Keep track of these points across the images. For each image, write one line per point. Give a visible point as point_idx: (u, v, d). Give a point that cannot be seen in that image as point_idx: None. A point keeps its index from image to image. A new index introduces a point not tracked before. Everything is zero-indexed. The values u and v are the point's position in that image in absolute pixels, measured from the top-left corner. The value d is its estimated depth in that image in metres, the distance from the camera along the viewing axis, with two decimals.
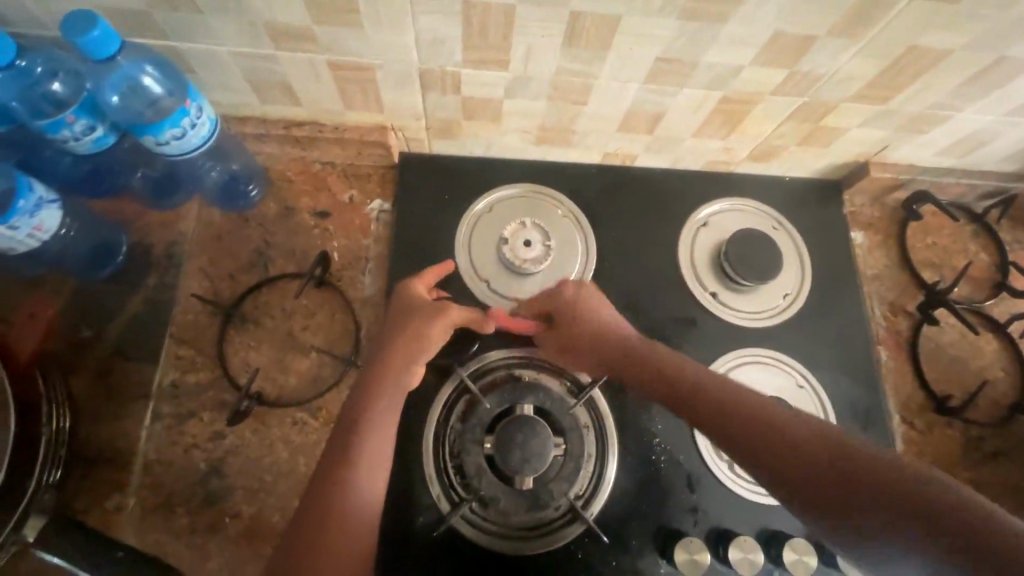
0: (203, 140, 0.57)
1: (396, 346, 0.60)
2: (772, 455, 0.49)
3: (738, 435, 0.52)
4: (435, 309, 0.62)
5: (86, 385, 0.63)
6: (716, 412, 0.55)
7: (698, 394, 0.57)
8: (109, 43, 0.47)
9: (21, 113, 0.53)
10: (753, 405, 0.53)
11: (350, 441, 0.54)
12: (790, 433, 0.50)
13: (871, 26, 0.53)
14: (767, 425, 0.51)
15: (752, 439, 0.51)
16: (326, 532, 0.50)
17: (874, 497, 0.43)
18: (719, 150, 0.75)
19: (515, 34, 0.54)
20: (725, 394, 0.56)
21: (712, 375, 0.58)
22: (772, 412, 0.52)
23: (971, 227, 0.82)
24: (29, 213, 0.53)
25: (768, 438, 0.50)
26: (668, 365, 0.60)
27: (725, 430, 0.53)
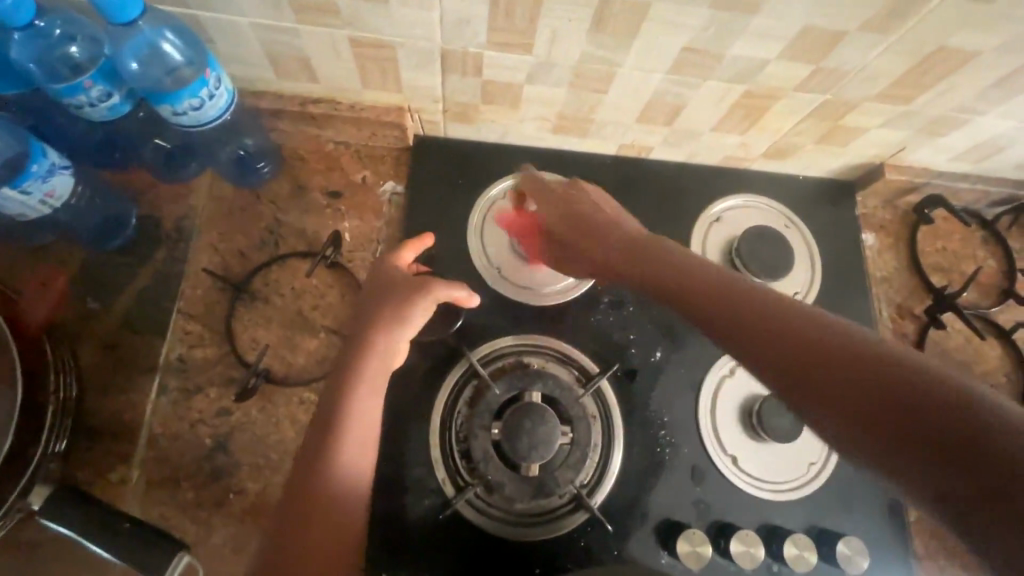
0: (221, 111, 0.57)
1: (375, 326, 0.59)
2: (804, 375, 0.40)
3: (756, 348, 0.44)
4: (414, 285, 0.61)
5: (94, 357, 0.63)
6: (728, 328, 0.46)
7: (707, 308, 0.48)
8: (129, 7, 0.46)
9: (37, 75, 0.52)
10: (781, 316, 0.44)
11: (334, 425, 0.53)
12: (834, 351, 0.39)
13: (901, 24, 0.53)
14: (802, 342, 0.41)
15: (778, 356, 0.42)
16: (317, 516, 0.50)
17: (939, 436, 0.32)
18: (736, 146, 0.75)
19: (542, 16, 0.54)
20: (750, 307, 0.46)
21: (731, 283, 0.49)
22: (815, 323, 0.41)
23: (981, 233, 0.82)
24: (42, 178, 0.53)
25: (804, 357, 0.40)
26: (675, 281, 0.52)
27: (739, 347, 0.45)
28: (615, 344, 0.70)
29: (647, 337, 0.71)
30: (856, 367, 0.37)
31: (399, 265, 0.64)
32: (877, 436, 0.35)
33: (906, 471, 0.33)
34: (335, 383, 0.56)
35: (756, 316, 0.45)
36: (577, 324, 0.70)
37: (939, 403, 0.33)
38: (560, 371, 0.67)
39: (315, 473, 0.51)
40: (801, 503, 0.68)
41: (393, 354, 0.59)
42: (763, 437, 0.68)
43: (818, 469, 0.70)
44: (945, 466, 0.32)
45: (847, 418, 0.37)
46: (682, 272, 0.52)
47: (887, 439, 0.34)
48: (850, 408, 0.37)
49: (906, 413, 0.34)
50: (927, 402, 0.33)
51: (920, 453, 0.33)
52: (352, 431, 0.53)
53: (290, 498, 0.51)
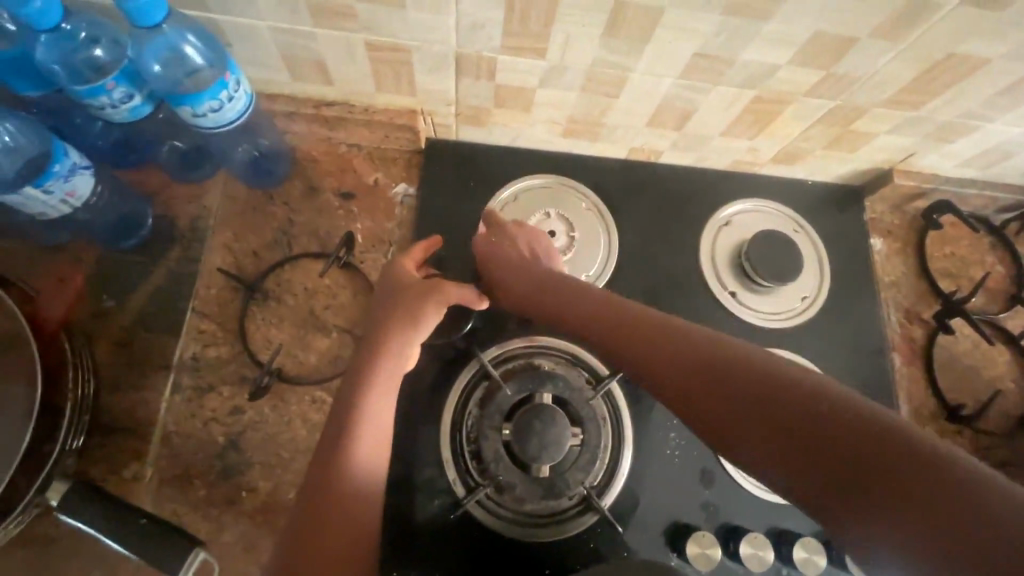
0: (239, 113, 0.57)
1: (392, 327, 0.60)
2: (759, 420, 0.44)
3: (719, 395, 0.47)
4: (427, 287, 0.62)
5: (109, 354, 0.63)
6: (690, 375, 0.50)
7: (667, 357, 0.52)
8: (155, 10, 0.47)
9: (62, 77, 0.53)
10: (738, 362, 0.48)
11: (348, 424, 0.53)
12: (785, 397, 0.43)
13: (911, 31, 0.53)
14: (757, 389, 0.45)
15: (738, 403, 0.46)
16: (330, 514, 0.50)
17: (879, 479, 0.37)
18: (745, 150, 0.75)
19: (556, 22, 0.54)
20: (709, 356, 0.50)
21: (689, 332, 0.53)
22: (767, 369, 0.46)
23: (990, 238, 0.82)
24: (63, 178, 0.53)
25: (759, 402, 0.45)
26: (639, 326, 0.56)
27: (700, 392, 0.49)
28: None
29: None
30: (805, 412, 0.42)
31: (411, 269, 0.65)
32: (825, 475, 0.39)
33: (855, 509, 0.37)
34: (350, 384, 0.56)
35: (714, 365, 0.49)
36: None
37: (877, 446, 0.38)
38: (570, 372, 0.68)
39: (329, 470, 0.51)
40: None
41: (407, 355, 0.59)
42: None
43: None
44: (887, 507, 0.36)
45: (801, 460, 0.41)
46: (644, 320, 0.56)
47: (835, 480, 0.39)
48: (803, 451, 0.41)
49: (850, 456, 0.38)
50: (868, 446, 0.38)
51: (865, 494, 0.37)
52: (365, 430, 0.53)
53: (304, 498, 0.51)
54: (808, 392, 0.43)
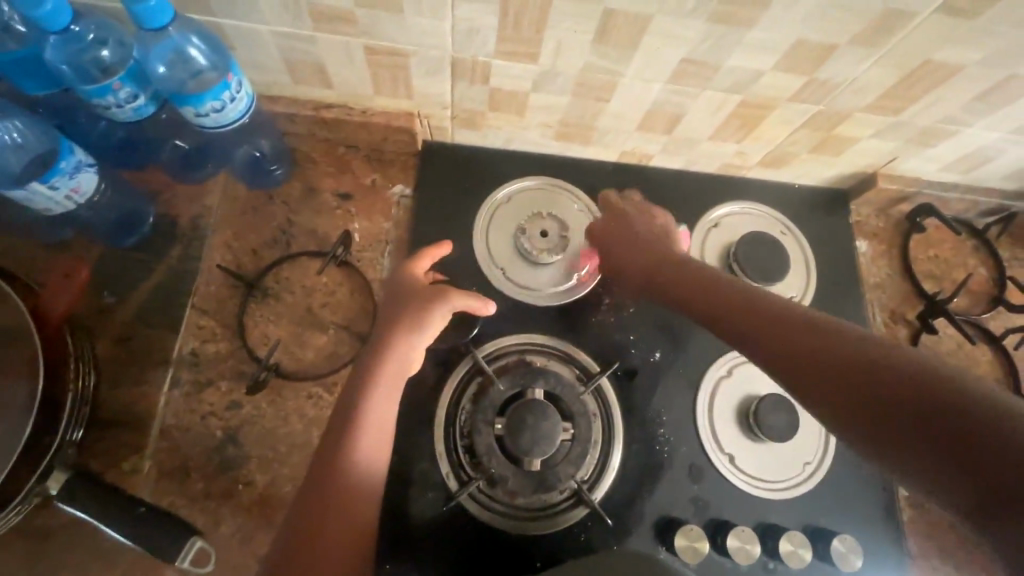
0: (240, 114, 0.59)
1: (397, 332, 0.60)
2: (812, 374, 0.45)
3: (779, 356, 0.48)
4: (432, 294, 0.63)
5: (110, 350, 0.65)
6: (746, 334, 0.51)
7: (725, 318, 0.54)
8: (161, 13, 0.49)
9: (70, 77, 0.54)
10: (794, 322, 0.48)
11: (350, 428, 0.54)
12: (842, 353, 0.44)
13: (888, 39, 0.56)
14: (812, 346, 0.46)
15: (790, 357, 0.47)
16: (328, 514, 0.51)
17: (938, 429, 0.36)
18: (733, 154, 0.77)
19: (547, 28, 0.56)
20: (765, 315, 0.50)
21: (753, 294, 0.54)
22: (826, 326, 0.46)
23: (973, 241, 0.85)
24: (69, 175, 0.55)
25: (813, 356, 0.45)
26: (701, 293, 0.57)
27: (756, 347, 0.50)
28: (616, 344, 0.72)
29: (646, 338, 0.73)
30: (862, 366, 0.42)
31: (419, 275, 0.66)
32: (883, 427, 0.39)
33: (912, 458, 0.38)
34: (352, 387, 0.57)
35: (770, 322, 0.50)
36: (580, 324, 0.73)
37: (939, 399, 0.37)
38: (562, 368, 0.69)
39: (330, 472, 0.52)
40: (796, 502, 0.70)
41: (409, 361, 0.60)
42: (759, 437, 0.70)
43: (813, 468, 0.71)
44: (950, 457, 0.35)
45: (864, 421, 0.41)
46: (705, 284, 0.57)
47: (891, 430, 0.39)
48: (858, 402, 0.41)
49: (909, 408, 0.38)
50: (930, 400, 0.37)
51: (922, 443, 0.37)
52: (367, 433, 0.54)
53: (303, 498, 0.52)
54: (865, 349, 0.43)
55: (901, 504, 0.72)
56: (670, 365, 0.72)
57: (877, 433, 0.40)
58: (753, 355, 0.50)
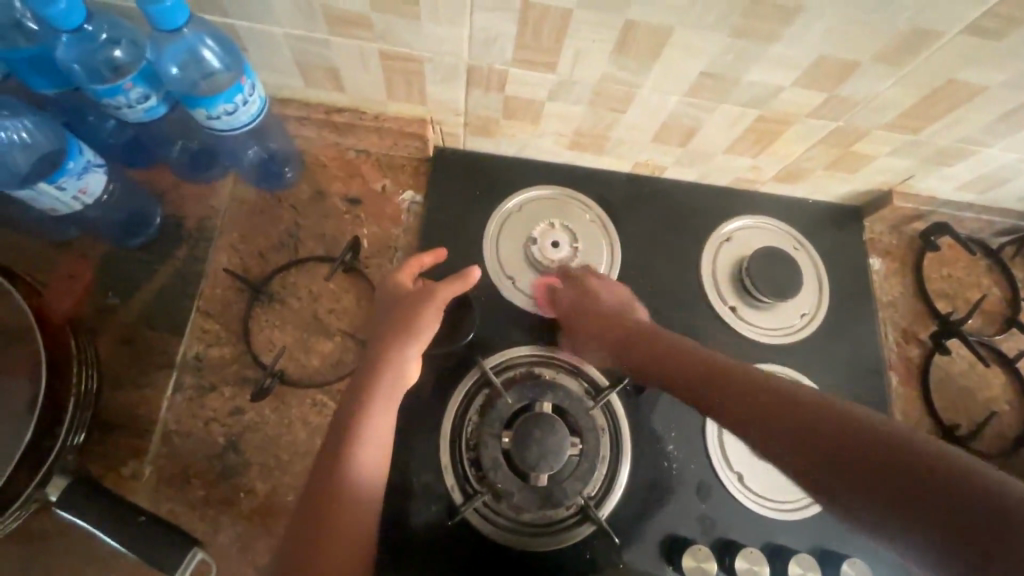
0: (252, 117, 0.58)
1: (388, 337, 0.59)
2: (795, 434, 0.47)
3: (739, 413, 0.53)
4: (420, 294, 0.62)
5: (113, 352, 0.64)
6: (735, 405, 0.54)
7: (715, 388, 0.56)
8: (177, 14, 0.48)
9: (80, 76, 0.54)
10: (783, 390, 0.51)
11: (350, 434, 0.53)
12: (822, 422, 0.46)
13: (911, 58, 0.55)
14: (796, 410, 0.48)
15: (777, 420, 0.49)
16: (330, 522, 0.50)
17: (918, 487, 0.38)
18: (747, 168, 0.76)
19: (567, 38, 0.56)
20: (754, 386, 0.53)
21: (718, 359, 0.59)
22: (779, 386, 0.52)
23: (987, 261, 0.83)
24: (77, 175, 0.54)
25: (796, 420, 0.47)
26: (693, 361, 0.60)
27: (749, 420, 0.52)
28: None
29: None
30: (845, 426, 0.44)
31: (410, 277, 0.65)
32: (865, 483, 0.41)
33: (869, 505, 0.40)
34: (353, 394, 0.56)
35: (753, 393, 0.53)
36: None
37: (924, 459, 0.39)
38: (570, 382, 0.68)
39: (321, 483, 0.51)
40: (805, 524, 0.69)
41: (406, 365, 0.59)
42: None
43: None
44: (930, 511, 0.37)
45: (813, 463, 0.45)
46: (697, 358, 0.60)
47: (875, 486, 0.40)
48: (810, 451, 0.45)
49: (891, 468, 0.40)
50: (916, 460, 0.39)
51: (903, 504, 0.38)
52: (369, 439, 0.53)
53: (306, 506, 0.51)
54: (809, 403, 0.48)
55: None
56: None
57: (821, 475, 0.44)
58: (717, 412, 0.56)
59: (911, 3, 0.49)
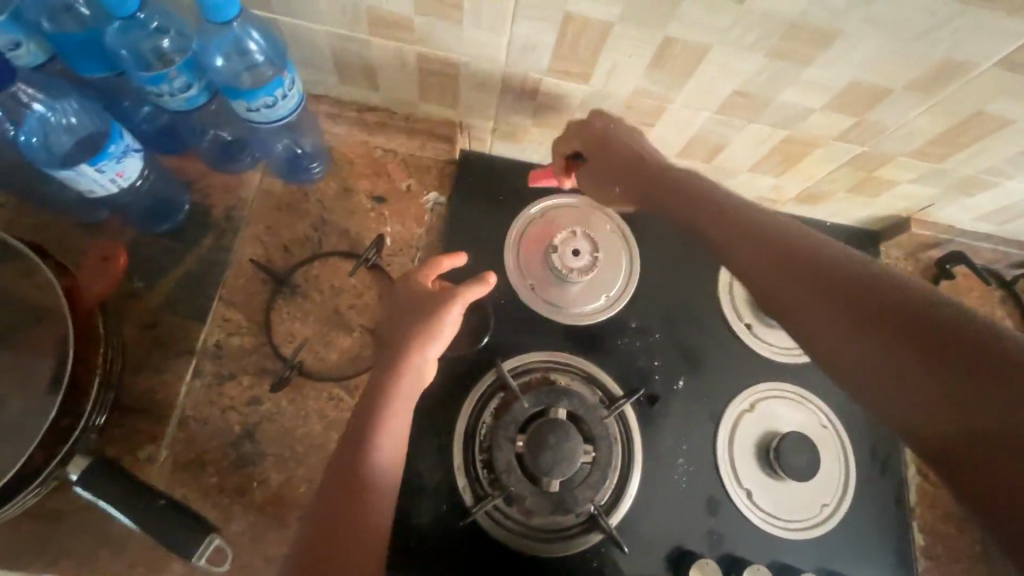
0: (290, 111, 0.59)
1: (409, 338, 0.60)
2: (879, 334, 0.39)
3: (804, 302, 0.44)
4: (441, 296, 0.62)
5: (136, 335, 0.64)
6: (802, 286, 0.45)
7: (782, 260, 0.47)
8: (228, 7, 0.49)
9: (128, 62, 0.55)
10: (881, 279, 0.41)
11: (374, 426, 0.54)
12: (937, 330, 0.36)
13: (942, 88, 0.56)
14: (894, 311, 0.39)
15: (858, 316, 0.40)
16: (347, 514, 0.51)
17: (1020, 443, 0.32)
18: (770, 188, 0.77)
19: (605, 50, 0.56)
20: (840, 271, 0.43)
21: (795, 235, 0.48)
22: (873, 275, 0.42)
23: (1001, 293, 0.83)
24: (116, 159, 0.55)
25: (884, 323, 0.39)
26: (760, 236, 0.49)
27: (817, 305, 0.43)
28: (640, 369, 0.72)
29: (670, 365, 0.72)
30: (951, 345, 0.36)
31: (431, 277, 0.65)
32: (947, 419, 0.35)
33: (964, 452, 0.34)
34: (374, 390, 0.57)
35: (837, 279, 0.43)
36: (605, 346, 0.72)
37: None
38: (584, 390, 0.68)
39: (341, 480, 0.52)
40: (812, 544, 0.69)
41: (425, 365, 0.60)
42: (779, 474, 0.69)
43: (831, 510, 0.70)
44: (1002, 472, 0.32)
45: (902, 382, 0.37)
46: (761, 232, 0.49)
47: (962, 423, 0.34)
48: (902, 368, 0.37)
49: (994, 414, 0.33)
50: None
51: (989, 456, 0.33)
52: (388, 433, 0.55)
53: (327, 494, 0.52)
54: (916, 299, 0.39)
55: (917, 553, 0.71)
56: (692, 393, 0.72)
57: (906, 399, 0.37)
58: (774, 301, 0.47)
59: (946, 35, 0.50)
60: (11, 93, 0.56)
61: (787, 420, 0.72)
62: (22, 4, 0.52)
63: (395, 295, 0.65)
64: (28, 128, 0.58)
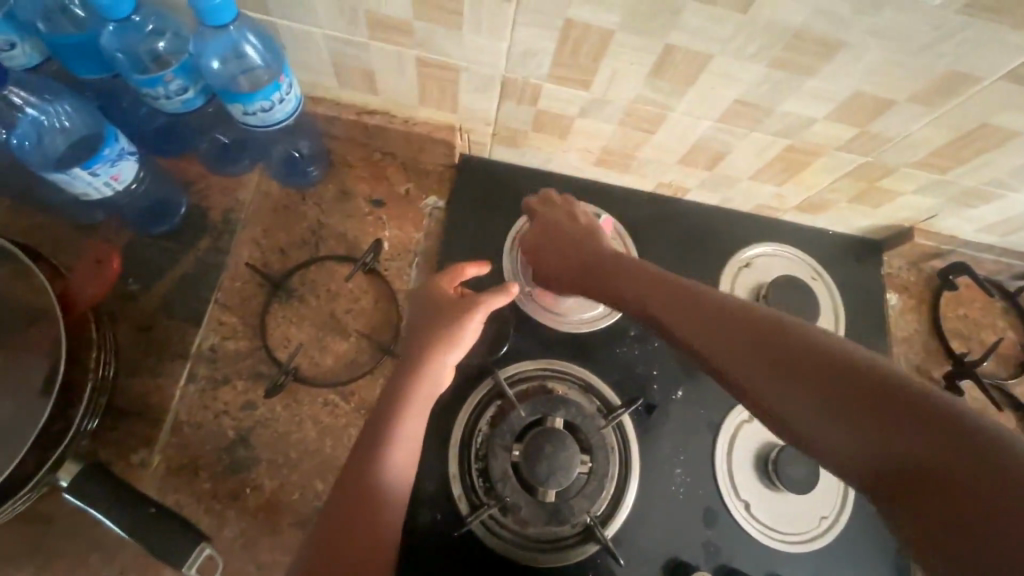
0: (287, 115, 0.59)
1: (429, 344, 0.59)
2: (806, 387, 0.42)
3: (734, 360, 0.47)
4: (462, 304, 0.61)
5: (130, 338, 0.64)
6: (751, 351, 0.46)
7: (711, 321, 0.50)
8: (225, 11, 0.48)
9: (124, 65, 0.55)
10: (794, 337, 0.45)
11: (388, 432, 0.54)
12: (852, 379, 0.41)
13: (947, 99, 0.55)
14: (838, 373, 0.41)
15: (786, 371, 0.44)
16: (361, 527, 0.50)
17: (958, 490, 0.33)
18: (771, 196, 0.77)
19: (606, 57, 0.56)
20: (762, 330, 0.47)
21: (716, 297, 0.52)
22: (789, 333, 0.46)
23: (1003, 304, 0.83)
24: (111, 162, 0.54)
25: (811, 376, 0.42)
26: (711, 302, 0.52)
27: (747, 363, 0.46)
28: (638, 378, 0.71)
29: (669, 374, 0.72)
30: (891, 404, 0.38)
31: (454, 283, 0.64)
32: (893, 469, 0.37)
33: (902, 491, 0.36)
34: (391, 394, 0.56)
35: (760, 338, 0.47)
36: (603, 353, 0.72)
37: (981, 464, 0.33)
38: (581, 398, 0.68)
39: (353, 486, 0.51)
40: (809, 557, 0.68)
41: (442, 373, 0.58)
42: (777, 486, 0.68)
43: (829, 523, 0.70)
44: (936, 504, 0.34)
45: (833, 427, 0.40)
46: (691, 293, 0.54)
47: (888, 462, 0.37)
48: (833, 416, 0.40)
49: (935, 466, 0.35)
50: (974, 464, 0.33)
51: (935, 505, 0.34)
52: (401, 440, 0.54)
53: (339, 498, 0.51)
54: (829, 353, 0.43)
55: (915, 567, 0.70)
56: (691, 402, 0.71)
57: (840, 444, 0.40)
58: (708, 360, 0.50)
59: (952, 47, 0.49)
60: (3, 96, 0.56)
61: None
62: (16, 4, 0.52)
63: (413, 297, 0.64)
64: (21, 131, 0.57)
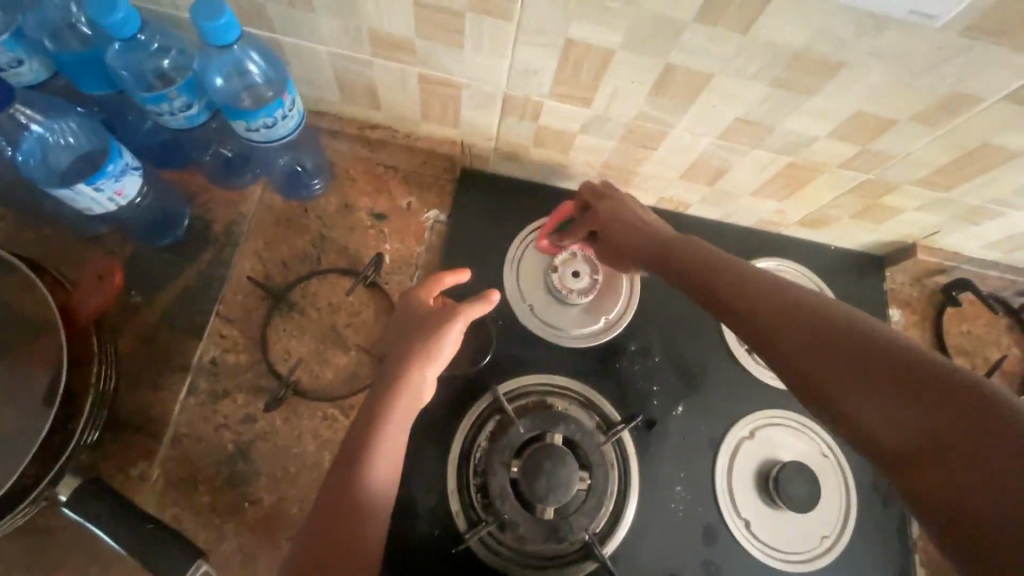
0: (290, 131, 0.59)
1: (408, 357, 0.59)
2: (836, 367, 0.42)
3: (769, 339, 0.47)
4: (442, 315, 0.61)
5: (131, 351, 0.64)
6: (774, 327, 0.47)
7: (751, 301, 0.50)
8: (230, 31, 0.49)
9: (128, 82, 0.55)
10: (827, 317, 0.45)
11: (367, 446, 0.53)
12: (881, 357, 0.40)
13: (949, 119, 0.55)
14: (858, 350, 0.41)
15: (818, 350, 0.43)
16: (342, 542, 0.50)
17: (964, 464, 0.34)
18: (773, 212, 0.77)
19: (607, 75, 0.56)
20: (799, 311, 0.46)
21: (754, 276, 0.52)
22: (825, 313, 0.45)
23: (1007, 320, 0.82)
24: (115, 177, 0.55)
25: (842, 358, 0.42)
26: (735, 281, 0.52)
27: (784, 343, 0.46)
28: (639, 393, 0.71)
29: (669, 390, 0.71)
30: (907, 378, 0.38)
31: (433, 294, 0.64)
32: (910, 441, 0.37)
33: (915, 470, 0.36)
34: (368, 407, 0.56)
35: (794, 318, 0.46)
36: (603, 369, 0.71)
37: (989, 437, 0.34)
38: (582, 414, 0.68)
39: (333, 503, 0.51)
40: None
41: (423, 386, 0.58)
42: (778, 505, 0.68)
43: (830, 543, 0.69)
44: (948, 484, 0.34)
45: (856, 405, 0.40)
46: (729, 271, 0.53)
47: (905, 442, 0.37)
48: (858, 394, 0.40)
49: (943, 438, 0.35)
50: (978, 433, 0.34)
51: (940, 477, 0.35)
52: (380, 454, 0.53)
53: (320, 515, 0.51)
54: (863, 331, 0.42)
55: None
56: (692, 419, 0.71)
57: (861, 423, 0.40)
58: (746, 338, 0.50)
59: (953, 68, 0.49)
60: (9, 114, 0.56)
61: (787, 449, 0.71)
62: (23, 23, 0.52)
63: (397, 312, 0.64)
64: (26, 147, 0.58)
